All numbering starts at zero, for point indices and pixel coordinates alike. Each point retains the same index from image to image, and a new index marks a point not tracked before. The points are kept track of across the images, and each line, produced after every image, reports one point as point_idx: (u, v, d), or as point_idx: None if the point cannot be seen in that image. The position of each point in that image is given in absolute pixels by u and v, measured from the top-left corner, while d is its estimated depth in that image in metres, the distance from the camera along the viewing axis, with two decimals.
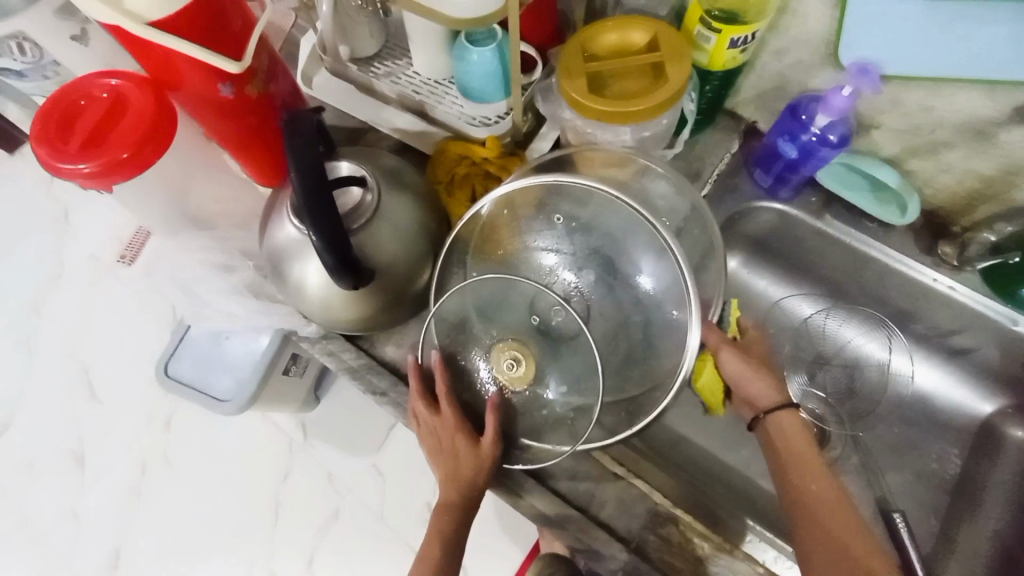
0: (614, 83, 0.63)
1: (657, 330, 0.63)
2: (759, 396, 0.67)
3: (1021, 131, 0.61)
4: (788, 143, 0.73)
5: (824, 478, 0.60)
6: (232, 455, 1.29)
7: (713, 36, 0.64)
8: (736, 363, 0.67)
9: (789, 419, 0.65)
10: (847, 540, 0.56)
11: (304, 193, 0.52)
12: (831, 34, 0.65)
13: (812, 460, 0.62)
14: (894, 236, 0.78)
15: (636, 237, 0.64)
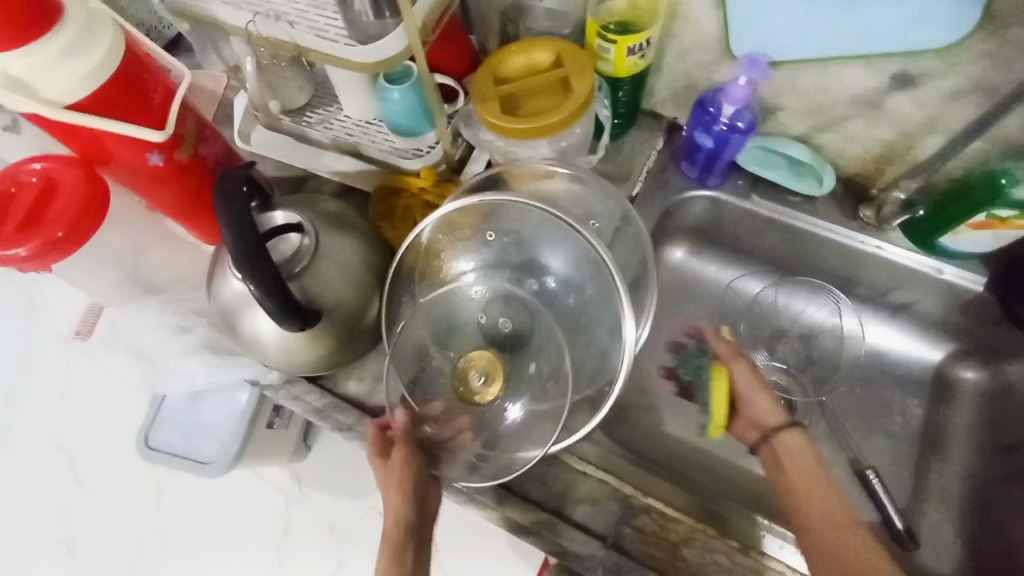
0: (527, 103, 0.67)
1: (599, 328, 0.66)
2: (765, 413, 0.73)
3: (905, 96, 0.66)
4: (703, 134, 0.77)
5: (824, 489, 0.64)
6: (228, 518, 1.27)
7: (611, 47, 0.68)
8: (745, 377, 0.76)
9: (795, 438, 0.71)
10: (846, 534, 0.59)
11: (239, 252, 0.54)
12: (721, 31, 0.69)
13: (819, 481, 0.65)
14: (819, 206, 0.81)
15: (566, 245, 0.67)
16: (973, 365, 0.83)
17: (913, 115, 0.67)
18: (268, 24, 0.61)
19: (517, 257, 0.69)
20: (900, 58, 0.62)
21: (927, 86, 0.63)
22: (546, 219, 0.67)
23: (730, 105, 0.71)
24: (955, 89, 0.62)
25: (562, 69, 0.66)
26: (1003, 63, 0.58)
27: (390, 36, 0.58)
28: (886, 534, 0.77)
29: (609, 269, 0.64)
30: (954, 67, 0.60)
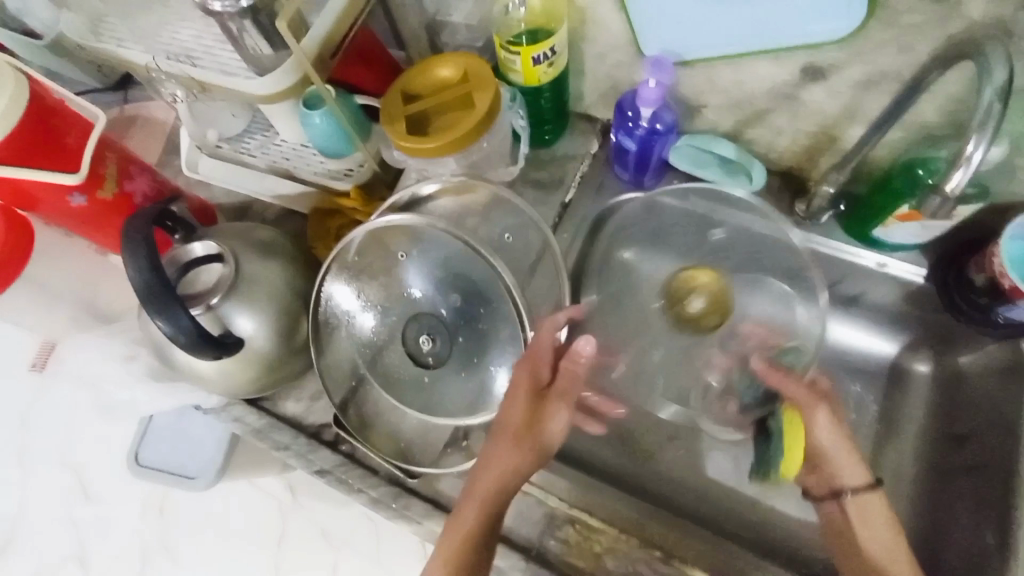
0: (436, 121, 0.68)
1: (504, 342, 0.66)
2: (851, 476, 0.67)
3: (818, 88, 0.64)
4: (626, 138, 0.76)
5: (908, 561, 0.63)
6: (228, 527, 1.31)
7: (517, 57, 0.68)
8: (829, 429, 0.68)
9: (875, 502, 0.66)
10: None
11: (141, 292, 0.57)
12: (630, 33, 0.68)
13: (903, 548, 0.64)
14: (755, 202, 0.80)
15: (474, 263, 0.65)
16: (925, 357, 0.81)
17: (831, 106, 0.65)
18: (175, 64, 0.63)
19: (426, 276, 0.67)
20: (804, 51, 0.60)
21: (837, 76, 0.61)
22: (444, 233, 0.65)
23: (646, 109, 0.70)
24: (866, 79, 0.60)
25: (466, 85, 0.67)
26: (904, 49, 0.56)
27: (282, 68, 0.59)
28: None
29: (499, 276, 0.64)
30: (858, 57, 0.58)
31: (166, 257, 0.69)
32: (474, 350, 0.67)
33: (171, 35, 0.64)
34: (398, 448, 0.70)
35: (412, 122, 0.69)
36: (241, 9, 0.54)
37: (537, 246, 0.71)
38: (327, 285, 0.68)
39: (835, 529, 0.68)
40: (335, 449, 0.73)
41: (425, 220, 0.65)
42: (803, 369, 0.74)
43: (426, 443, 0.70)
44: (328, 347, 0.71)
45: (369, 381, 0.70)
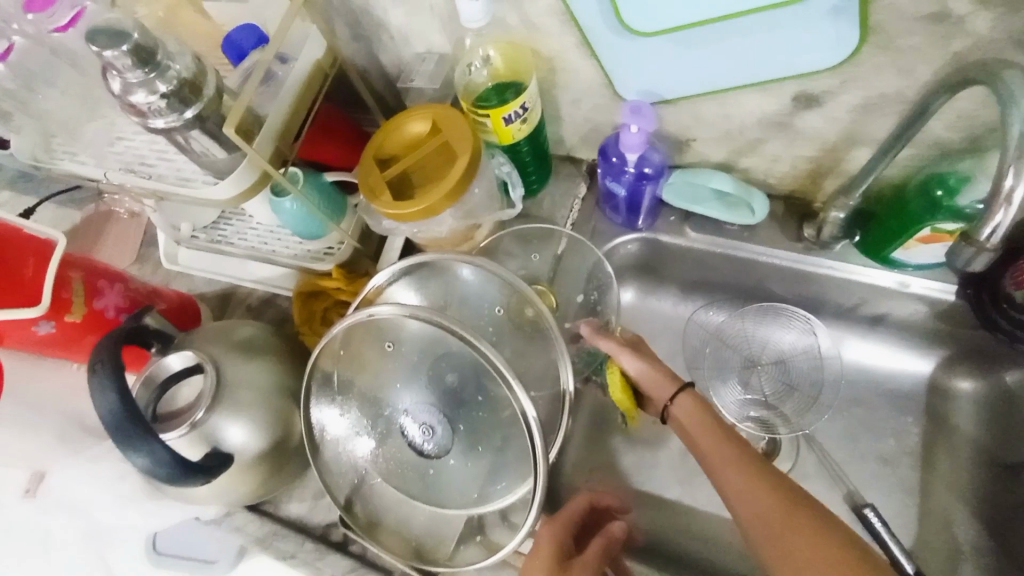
0: (422, 178, 0.64)
1: (507, 432, 0.59)
2: (659, 390, 0.66)
3: (814, 115, 0.59)
4: (615, 184, 0.71)
5: (733, 450, 0.57)
6: None
7: (487, 119, 0.63)
8: (635, 365, 0.67)
9: (688, 404, 0.63)
10: (740, 467, 0.55)
11: (108, 430, 0.53)
12: (604, 78, 0.64)
13: (717, 433, 0.59)
14: (758, 232, 0.75)
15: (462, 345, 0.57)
16: (967, 374, 0.75)
17: (828, 130, 0.61)
18: (132, 177, 0.60)
19: (417, 366, 0.62)
20: (792, 81, 0.55)
21: (833, 102, 0.57)
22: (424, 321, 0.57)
23: (632, 155, 0.66)
24: (863, 102, 0.56)
25: (441, 137, 0.63)
26: (903, 72, 0.52)
27: (241, 169, 0.56)
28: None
29: (486, 359, 0.55)
30: (853, 82, 0.54)
31: (141, 374, 0.65)
32: (481, 439, 0.61)
33: (129, 145, 0.62)
34: (410, 547, 0.66)
35: (394, 186, 0.64)
36: (186, 120, 0.52)
37: (531, 314, 0.66)
38: (314, 410, 0.64)
39: (689, 440, 0.62)
40: (345, 552, 0.69)
41: (411, 310, 0.56)
42: (615, 325, 0.73)
43: (437, 537, 0.66)
44: (323, 448, 0.66)
45: (372, 475, 0.65)
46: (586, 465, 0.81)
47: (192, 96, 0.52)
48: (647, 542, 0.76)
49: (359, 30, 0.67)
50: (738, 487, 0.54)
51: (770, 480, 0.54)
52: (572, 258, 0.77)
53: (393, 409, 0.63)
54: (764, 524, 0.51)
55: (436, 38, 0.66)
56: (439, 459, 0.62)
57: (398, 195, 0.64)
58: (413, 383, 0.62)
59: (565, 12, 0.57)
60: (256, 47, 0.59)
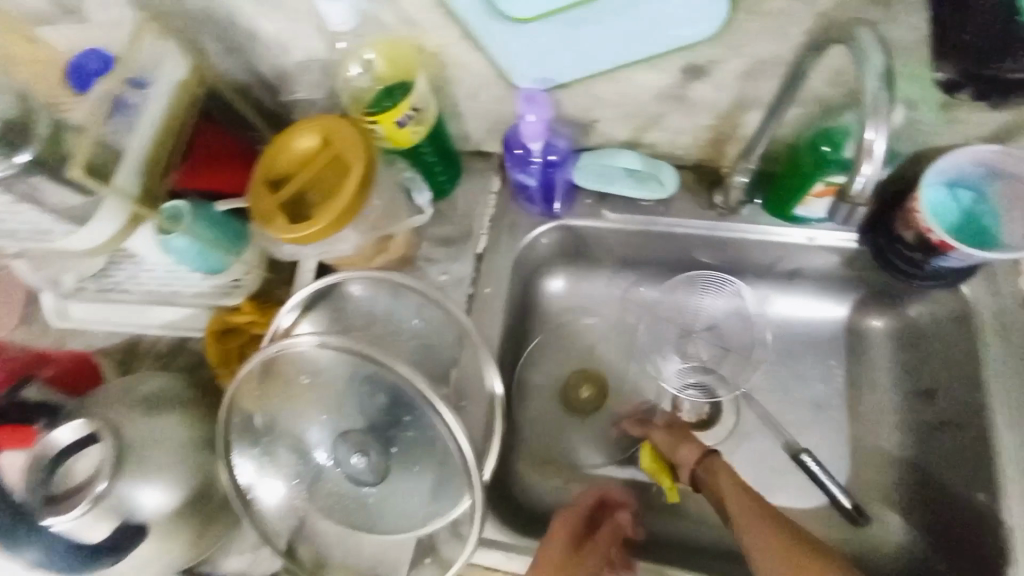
0: (317, 196, 0.60)
1: (439, 453, 0.57)
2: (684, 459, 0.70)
3: (703, 85, 0.59)
4: (524, 175, 0.68)
5: (752, 508, 0.60)
6: None
7: (377, 126, 0.60)
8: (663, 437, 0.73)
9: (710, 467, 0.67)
10: (763, 525, 0.58)
11: None
12: (495, 69, 0.61)
13: (734, 497, 0.62)
14: (672, 204, 0.75)
15: (388, 377, 0.55)
16: (878, 313, 0.79)
17: (720, 99, 0.61)
18: None
19: (337, 396, 0.59)
20: (677, 54, 0.55)
21: (719, 71, 0.57)
22: (344, 352, 0.55)
23: (534, 143, 0.64)
24: (747, 67, 0.56)
25: (331, 149, 0.59)
26: (779, 34, 0.52)
27: (101, 212, 0.54)
28: (837, 514, 0.74)
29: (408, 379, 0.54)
30: (734, 49, 0.54)
31: (31, 454, 0.57)
32: (416, 463, 0.58)
33: None
34: None
35: (289, 209, 0.60)
36: (20, 168, 0.49)
37: (456, 325, 0.64)
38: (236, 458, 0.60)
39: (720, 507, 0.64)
40: None
41: (338, 341, 0.55)
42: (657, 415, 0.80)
43: (390, 564, 0.64)
44: (252, 495, 0.62)
45: (312, 515, 0.62)
46: (541, 460, 0.80)
47: (21, 140, 0.50)
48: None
49: (229, 44, 0.62)
50: (761, 533, 0.58)
51: (791, 536, 0.57)
52: (493, 255, 0.75)
53: (316, 443, 0.60)
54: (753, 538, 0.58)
55: (312, 44, 0.61)
56: (373, 486, 0.59)
57: (295, 218, 0.60)
58: (338, 416, 0.59)
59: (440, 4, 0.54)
60: (99, 73, 0.55)
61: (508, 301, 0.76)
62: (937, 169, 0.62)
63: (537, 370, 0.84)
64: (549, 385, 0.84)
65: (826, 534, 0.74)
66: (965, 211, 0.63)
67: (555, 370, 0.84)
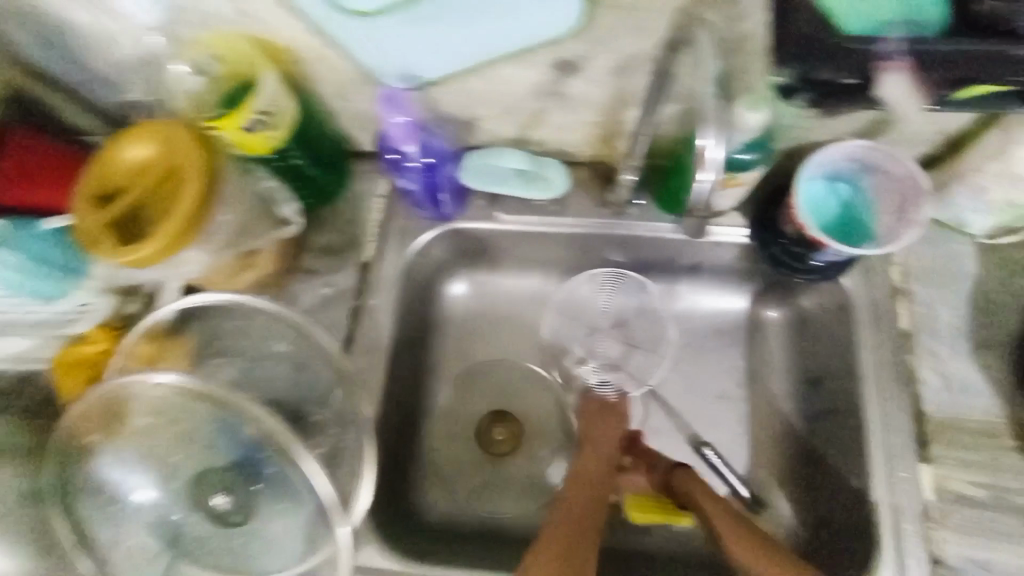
0: (154, 211, 0.53)
1: (299, 507, 0.51)
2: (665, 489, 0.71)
3: (577, 82, 0.56)
4: (405, 179, 0.64)
5: (732, 529, 0.64)
6: None
7: (223, 133, 0.54)
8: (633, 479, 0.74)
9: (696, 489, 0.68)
10: (757, 553, 0.62)
11: None
12: (353, 65, 0.56)
13: (720, 518, 0.65)
14: (567, 204, 0.72)
15: (239, 419, 0.49)
16: (774, 304, 0.81)
17: (598, 96, 0.58)
18: None
19: (191, 438, 0.53)
20: (543, 49, 0.52)
21: (590, 67, 0.54)
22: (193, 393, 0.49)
23: (406, 147, 0.60)
24: (618, 64, 0.53)
25: (168, 159, 0.52)
26: (642, 30, 0.50)
27: None
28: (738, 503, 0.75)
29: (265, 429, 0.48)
30: (600, 45, 0.51)
31: None
32: (279, 515, 0.53)
33: None
34: None
35: (123, 227, 0.53)
36: None
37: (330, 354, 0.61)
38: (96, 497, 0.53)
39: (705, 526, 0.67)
40: None
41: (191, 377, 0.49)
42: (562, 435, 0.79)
43: None
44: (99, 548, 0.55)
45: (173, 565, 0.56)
46: (447, 473, 0.77)
47: None
48: (508, 537, 0.75)
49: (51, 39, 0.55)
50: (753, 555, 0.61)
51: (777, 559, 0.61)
52: (381, 264, 0.71)
53: (162, 493, 0.55)
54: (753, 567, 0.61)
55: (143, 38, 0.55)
56: (238, 527, 0.55)
57: (129, 237, 0.53)
58: (195, 459, 0.54)
59: None
60: None
61: (400, 313, 0.72)
62: (811, 167, 0.62)
63: (441, 379, 0.81)
64: (454, 393, 0.81)
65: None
66: (843, 205, 0.64)
67: (461, 377, 0.81)
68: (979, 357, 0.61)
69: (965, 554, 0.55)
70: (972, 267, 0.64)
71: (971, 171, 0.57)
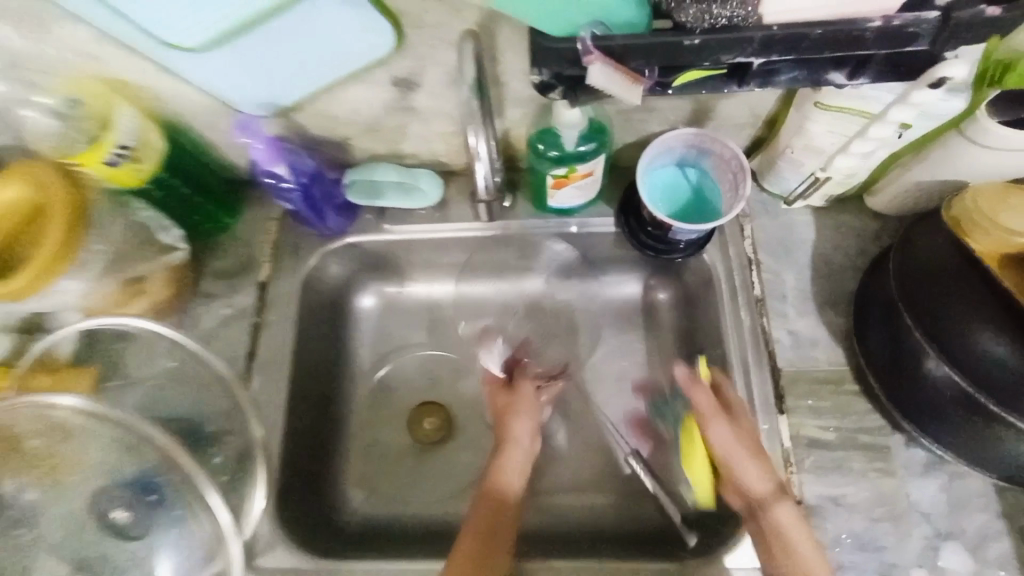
0: (23, 250, 0.56)
1: (190, 521, 0.56)
2: (753, 483, 0.58)
3: (421, 96, 0.61)
4: (282, 200, 0.69)
5: (809, 541, 0.55)
6: None
7: (86, 169, 0.57)
8: (722, 434, 0.61)
9: (785, 512, 0.57)
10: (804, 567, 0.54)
11: None
12: (207, 96, 0.60)
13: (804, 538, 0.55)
14: (449, 210, 0.77)
15: (144, 446, 0.55)
16: (663, 285, 0.80)
17: (446, 107, 0.63)
18: None
19: (84, 454, 0.56)
20: (378, 69, 0.56)
21: (427, 81, 0.59)
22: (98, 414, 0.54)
23: (277, 168, 0.65)
24: (450, 75, 0.58)
25: (36, 198, 0.56)
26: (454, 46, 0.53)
27: None
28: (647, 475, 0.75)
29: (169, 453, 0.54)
30: (425, 62, 0.56)
31: None
32: (173, 526, 0.57)
33: None
34: None
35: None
36: None
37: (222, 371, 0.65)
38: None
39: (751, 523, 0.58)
40: None
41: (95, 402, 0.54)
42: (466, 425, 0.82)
43: None
44: None
45: None
46: (363, 475, 0.79)
47: None
48: (423, 533, 0.76)
49: None
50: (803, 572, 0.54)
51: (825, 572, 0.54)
52: (277, 282, 0.75)
53: (55, 509, 0.57)
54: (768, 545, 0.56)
55: None
56: (146, 526, 0.57)
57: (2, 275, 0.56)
58: (94, 473, 0.57)
59: (112, 41, 0.51)
60: None
61: (300, 326, 0.75)
62: (655, 151, 0.67)
63: (353, 388, 0.83)
64: (366, 401, 0.83)
65: (633, 505, 0.75)
66: (695, 188, 0.70)
67: (372, 385, 0.84)
68: (822, 313, 0.67)
69: (822, 491, 0.60)
70: (811, 232, 0.70)
71: (786, 148, 0.63)
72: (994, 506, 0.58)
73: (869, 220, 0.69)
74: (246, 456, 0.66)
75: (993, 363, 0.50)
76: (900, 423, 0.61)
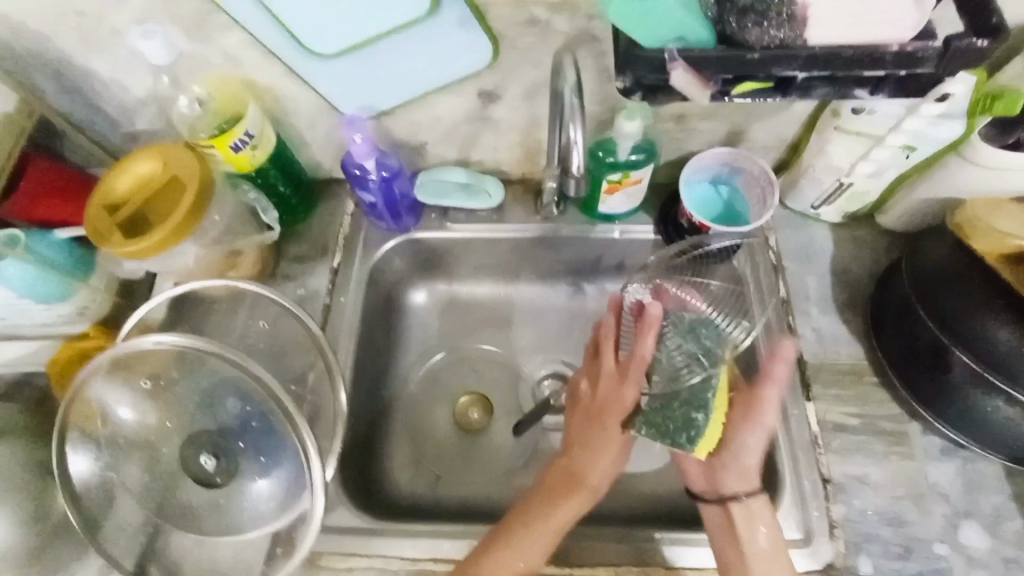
0: (156, 215, 0.66)
1: (278, 463, 0.60)
2: (741, 480, 0.63)
3: (499, 107, 0.72)
4: (364, 193, 0.77)
5: (771, 534, 0.62)
6: None
7: (214, 151, 0.67)
8: (748, 425, 0.62)
9: (760, 512, 0.62)
10: (761, 553, 0.61)
11: None
12: (320, 99, 0.70)
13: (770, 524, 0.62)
14: (505, 213, 0.86)
15: (250, 386, 0.58)
16: None
17: (518, 118, 0.74)
18: None
19: (182, 398, 0.62)
20: (470, 81, 0.68)
21: (507, 95, 0.70)
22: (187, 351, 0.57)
23: (366, 163, 0.73)
24: (528, 90, 0.69)
25: (171, 172, 0.65)
26: (537, 64, 0.65)
27: None
28: (683, 465, 0.80)
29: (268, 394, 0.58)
30: (510, 77, 0.67)
31: None
32: (259, 468, 0.61)
33: None
34: None
35: (130, 227, 0.65)
36: None
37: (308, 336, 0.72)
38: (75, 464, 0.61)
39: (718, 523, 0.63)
40: None
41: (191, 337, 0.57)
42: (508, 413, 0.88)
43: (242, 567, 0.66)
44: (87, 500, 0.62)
45: (158, 520, 0.63)
46: (410, 455, 0.84)
47: None
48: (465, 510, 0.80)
49: (68, 83, 0.67)
50: (761, 557, 0.60)
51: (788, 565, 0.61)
52: (349, 268, 0.82)
53: (149, 449, 0.62)
54: (721, 527, 0.63)
55: (144, 82, 0.67)
56: (232, 470, 0.62)
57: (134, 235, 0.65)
58: (191, 415, 0.62)
59: (260, 46, 0.63)
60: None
61: (366, 309, 0.82)
62: (695, 168, 0.77)
63: (404, 375, 0.89)
64: (415, 387, 0.89)
65: (670, 492, 0.79)
66: (727, 203, 0.78)
67: (421, 374, 0.90)
68: (842, 314, 0.75)
69: (847, 471, 0.66)
70: (830, 245, 0.79)
71: (808, 168, 0.73)
72: (1006, 489, 0.64)
73: (880, 236, 0.79)
74: (318, 416, 0.69)
75: (998, 346, 0.58)
76: (918, 412, 0.67)
